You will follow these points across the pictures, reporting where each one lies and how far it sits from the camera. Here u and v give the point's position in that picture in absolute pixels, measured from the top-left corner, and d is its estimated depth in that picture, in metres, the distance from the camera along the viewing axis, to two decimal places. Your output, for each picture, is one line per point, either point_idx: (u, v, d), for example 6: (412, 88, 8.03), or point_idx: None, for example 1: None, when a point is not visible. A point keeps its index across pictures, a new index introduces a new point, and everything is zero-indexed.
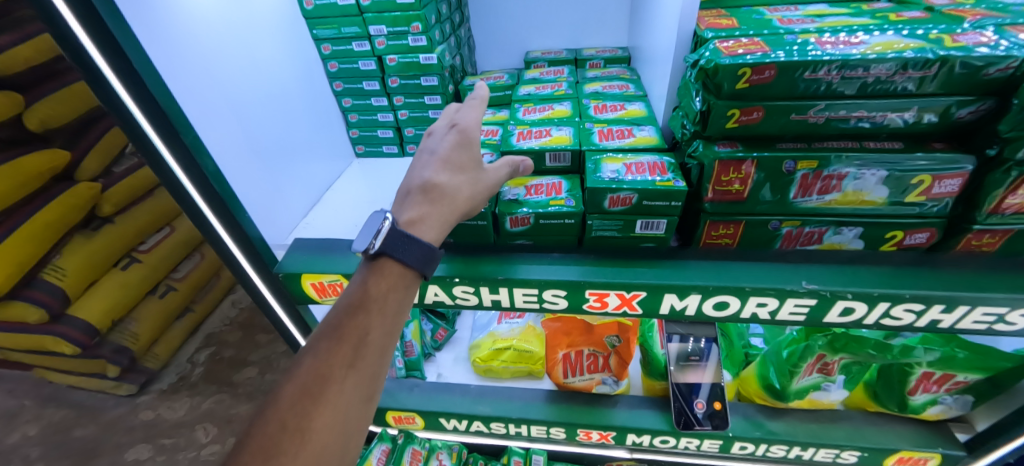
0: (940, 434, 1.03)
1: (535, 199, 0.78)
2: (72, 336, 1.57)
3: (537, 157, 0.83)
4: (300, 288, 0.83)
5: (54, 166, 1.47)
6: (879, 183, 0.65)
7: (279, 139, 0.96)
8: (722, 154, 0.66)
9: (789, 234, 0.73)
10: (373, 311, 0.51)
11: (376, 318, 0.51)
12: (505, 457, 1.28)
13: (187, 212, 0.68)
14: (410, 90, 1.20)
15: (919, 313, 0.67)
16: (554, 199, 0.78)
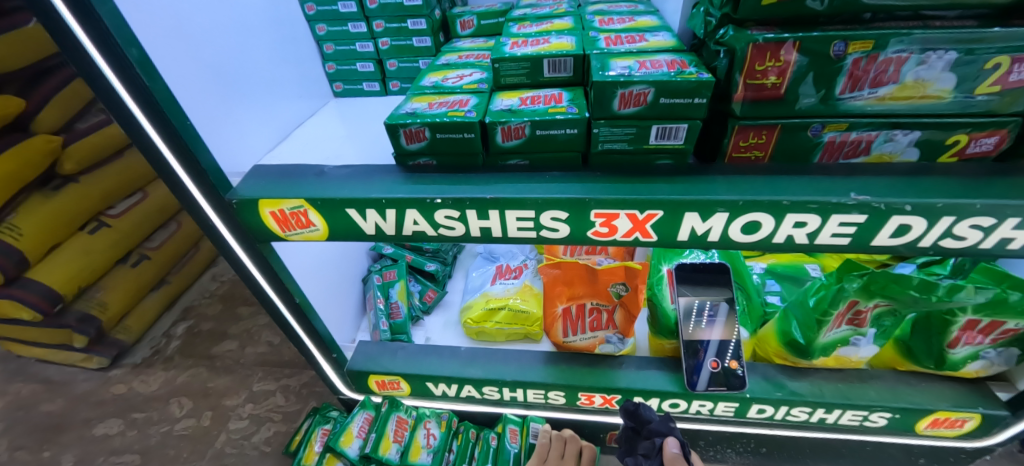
0: (979, 392, 0.94)
1: (531, 109, 0.67)
2: (31, 302, 1.47)
3: (534, 65, 0.72)
4: (259, 218, 0.72)
5: (6, 113, 1.36)
6: (947, 69, 0.54)
7: (236, 56, 0.81)
8: (758, 36, 0.54)
9: (832, 144, 0.62)
10: None
11: None
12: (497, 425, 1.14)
13: (109, 109, 0.59)
14: (393, 13, 1.05)
15: (987, 230, 0.56)
16: (554, 107, 0.67)
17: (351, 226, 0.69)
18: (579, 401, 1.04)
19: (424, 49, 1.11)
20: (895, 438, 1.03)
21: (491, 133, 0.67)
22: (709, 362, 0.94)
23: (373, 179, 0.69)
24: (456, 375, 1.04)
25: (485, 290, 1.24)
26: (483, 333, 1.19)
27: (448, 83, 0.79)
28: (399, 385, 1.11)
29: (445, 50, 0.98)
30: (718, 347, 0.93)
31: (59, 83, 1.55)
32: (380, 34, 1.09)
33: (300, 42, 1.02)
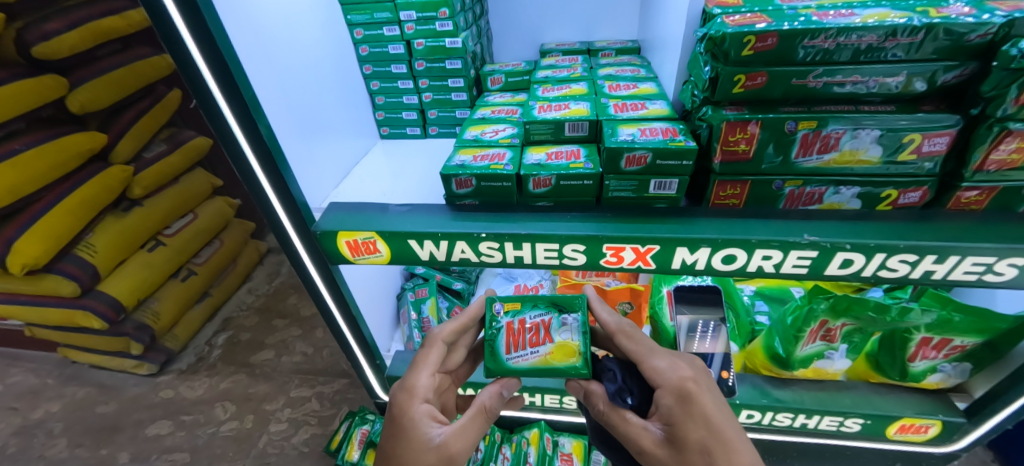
0: (940, 402, 1.08)
1: (556, 164, 0.85)
2: (99, 311, 1.63)
3: (557, 126, 0.91)
4: (335, 245, 0.89)
5: (92, 146, 1.56)
6: (874, 142, 0.71)
7: (311, 115, 1.02)
8: (729, 116, 0.72)
9: (792, 194, 0.79)
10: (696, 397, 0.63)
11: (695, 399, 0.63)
12: (535, 434, 1.28)
13: (236, 163, 0.80)
14: (436, 74, 1.23)
15: (912, 264, 0.72)
16: (573, 162, 0.85)
17: (409, 252, 0.87)
18: None
19: (460, 102, 1.28)
20: (869, 442, 1.17)
21: (524, 182, 0.85)
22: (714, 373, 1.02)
23: (429, 215, 0.87)
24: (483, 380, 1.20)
25: None
26: None
27: (487, 137, 0.97)
28: None
29: (480, 104, 1.17)
30: (722, 361, 1.02)
31: (132, 119, 1.76)
32: (424, 90, 1.26)
33: (357, 95, 1.22)
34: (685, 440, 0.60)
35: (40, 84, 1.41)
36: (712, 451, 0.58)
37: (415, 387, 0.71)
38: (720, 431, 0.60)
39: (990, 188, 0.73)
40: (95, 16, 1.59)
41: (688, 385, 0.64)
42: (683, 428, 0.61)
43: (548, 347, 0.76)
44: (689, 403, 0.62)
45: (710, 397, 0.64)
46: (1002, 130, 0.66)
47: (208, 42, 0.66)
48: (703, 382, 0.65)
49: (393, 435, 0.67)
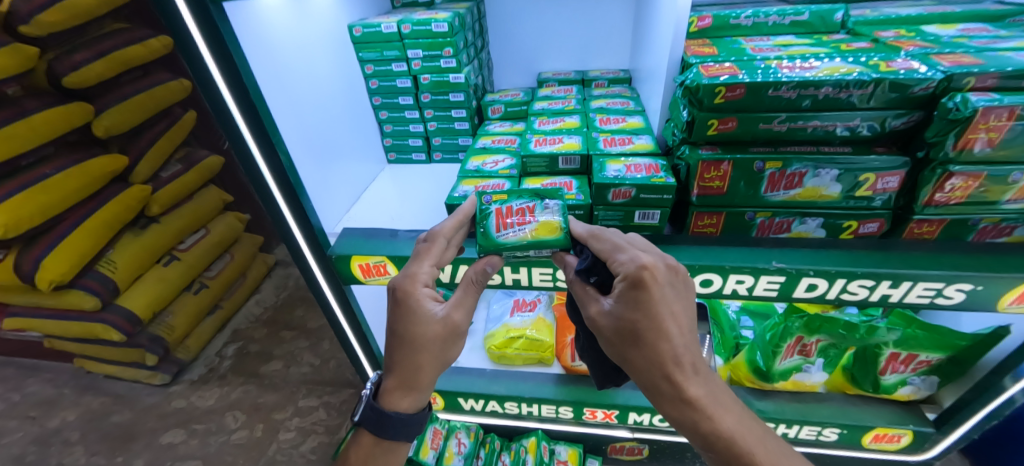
0: (911, 412, 1.15)
1: None
2: (117, 324, 1.71)
3: (551, 160, 0.99)
4: (348, 268, 0.98)
5: (115, 168, 1.65)
6: (834, 180, 0.80)
7: (325, 146, 1.11)
8: (703, 156, 0.81)
9: (763, 224, 0.88)
10: (650, 287, 0.61)
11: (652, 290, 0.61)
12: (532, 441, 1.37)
13: (262, 196, 0.89)
14: (441, 105, 1.30)
15: (870, 288, 0.80)
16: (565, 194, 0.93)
17: None
18: (585, 416, 1.26)
19: (463, 130, 1.36)
20: (848, 451, 1.24)
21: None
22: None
23: None
24: (483, 391, 1.28)
25: (505, 322, 1.45)
26: (504, 357, 1.40)
27: (488, 168, 1.06)
28: (434, 400, 1.32)
29: (481, 134, 1.26)
30: None
31: (151, 140, 1.86)
32: (429, 119, 1.34)
33: (367, 124, 1.32)
34: (634, 322, 0.61)
35: (69, 111, 1.51)
36: (643, 337, 0.61)
37: (416, 277, 0.72)
38: (659, 320, 0.60)
39: (939, 220, 0.81)
40: (120, 45, 1.69)
41: (643, 275, 0.61)
42: (633, 312, 0.61)
43: (545, 220, 0.75)
44: (639, 293, 0.61)
45: (667, 287, 0.62)
46: (944, 172, 0.74)
47: (243, 95, 0.76)
48: (664, 272, 0.63)
49: (395, 320, 0.72)
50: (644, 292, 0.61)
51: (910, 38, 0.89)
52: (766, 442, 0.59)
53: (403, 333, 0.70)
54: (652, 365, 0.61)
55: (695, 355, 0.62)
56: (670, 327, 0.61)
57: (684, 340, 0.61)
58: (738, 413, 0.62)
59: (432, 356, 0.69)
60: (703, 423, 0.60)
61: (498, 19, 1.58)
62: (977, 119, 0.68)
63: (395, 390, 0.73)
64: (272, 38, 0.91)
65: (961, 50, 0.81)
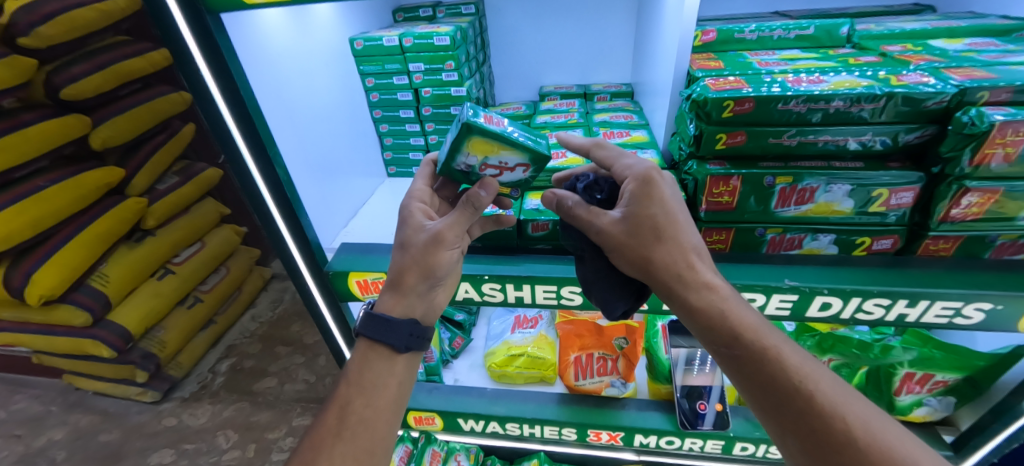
0: (928, 435, 1.09)
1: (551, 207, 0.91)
2: (108, 340, 1.66)
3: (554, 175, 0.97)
4: (345, 284, 0.95)
5: (111, 181, 1.63)
6: (847, 195, 0.78)
7: (323, 160, 1.09)
8: (712, 171, 0.79)
9: (773, 240, 0.85)
10: (656, 196, 0.65)
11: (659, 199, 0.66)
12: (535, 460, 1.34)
13: (257, 211, 0.86)
14: (442, 119, 1.28)
15: (886, 307, 0.78)
16: None
17: None
18: (589, 437, 1.21)
19: None
20: None
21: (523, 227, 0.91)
22: (712, 406, 1.13)
23: None
24: (483, 412, 1.23)
25: (506, 338, 1.43)
26: (505, 376, 1.36)
27: None
28: (434, 421, 1.27)
29: None
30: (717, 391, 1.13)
31: (148, 153, 1.84)
32: (430, 132, 1.32)
33: (366, 138, 1.32)
34: (653, 222, 0.65)
35: (64, 123, 1.50)
36: (660, 234, 0.65)
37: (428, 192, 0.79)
38: (673, 219, 0.66)
39: (955, 237, 0.79)
40: (119, 58, 1.70)
41: (650, 175, 0.66)
42: (647, 214, 0.65)
43: (512, 156, 0.67)
44: (645, 193, 0.65)
45: (668, 191, 0.67)
46: (960, 187, 0.72)
47: (240, 108, 0.74)
48: (664, 181, 0.68)
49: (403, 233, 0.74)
50: (653, 192, 0.66)
51: (917, 53, 0.88)
52: (770, 337, 0.62)
53: (415, 243, 0.72)
54: (662, 261, 0.65)
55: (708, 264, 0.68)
56: (669, 230, 0.66)
57: (686, 239, 0.67)
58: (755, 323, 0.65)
59: (444, 262, 0.73)
60: (700, 312, 0.64)
61: (499, 33, 1.59)
62: (994, 133, 0.66)
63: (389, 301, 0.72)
64: (269, 50, 0.90)
65: (969, 63, 0.80)
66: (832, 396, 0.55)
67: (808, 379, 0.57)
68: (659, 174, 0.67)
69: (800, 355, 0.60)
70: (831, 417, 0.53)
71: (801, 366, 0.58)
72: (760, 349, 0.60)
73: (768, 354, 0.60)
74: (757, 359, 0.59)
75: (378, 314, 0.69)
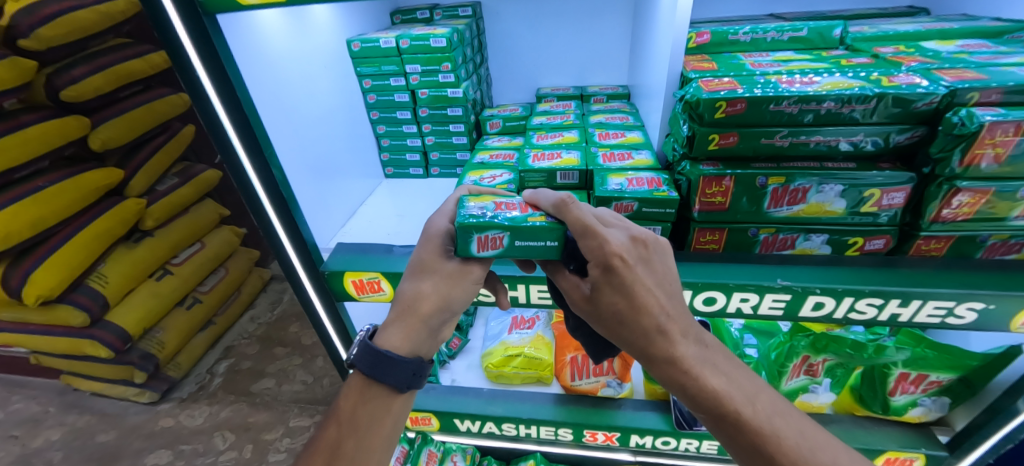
0: (923, 436, 1.10)
1: None
2: (107, 341, 1.67)
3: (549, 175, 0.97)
4: (341, 284, 0.95)
5: (110, 182, 1.64)
6: (838, 196, 0.78)
7: (320, 161, 1.10)
8: (705, 172, 0.80)
9: (766, 240, 0.86)
10: (624, 276, 0.60)
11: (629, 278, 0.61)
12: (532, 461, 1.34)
13: (254, 212, 0.87)
14: (438, 120, 1.29)
15: (879, 306, 0.78)
16: None
17: None
18: (585, 438, 1.21)
19: (460, 145, 1.34)
20: None
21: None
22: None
23: None
24: (480, 412, 1.24)
25: (503, 339, 1.43)
26: (502, 376, 1.36)
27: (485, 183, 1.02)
28: (430, 421, 1.27)
29: (479, 148, 1.25)
30: None
31: (147, 154, 1.85)
32: (427, 133, 1.32)
33: (364, 139, 1.32)
34: (625, 303, 0.61)
35: (64, 124, 1.51)
36: (628, 318, 0.61)
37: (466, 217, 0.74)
38: (637, 303, 0.61)
39: (947, 237, 0.79)
40: (119, 59, 1.70)
41: (612, 262, 0.60)
42: (615, 296, 0.61)
43: (490, 228, 0.64)
44: (612, 277, 0.60)
45: (637, 267, 0.61)
46: (951, 187, 0.72)
47: (236, 108, 0.74)
48: (631, 250, 0.62)
49: (428, 254, 0.72)
50: (616, 279, 0.60)
51: (910, 54, 0.89)
52: (738, 394, 0.61)
53: (436, 270, 0.70)
54: (632, 340, 0.62)
55: (680, 323, 0.63)
56: (643, 306, 0.61)
57: (659, 310, 0.62)
58: (727, 371, 0.63)
59: (458, 297, 0.71)
60: (688, 383, 0.61)
61: (497, 35, 1.59)
62: (983, 134, 0.66)
63: (396, 328, 0.70)
64: (266, 51, 0.91)
65: (961, 65, 0.80)
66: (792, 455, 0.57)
67: (771, 437, 0.58)
68: (623, 253, 0.61)
69: (778, 411, 0.61)
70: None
71: (765, 423, 0.59)
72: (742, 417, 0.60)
73: (746, 421, 0.59)
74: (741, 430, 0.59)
75: (376, 350, 0.67)
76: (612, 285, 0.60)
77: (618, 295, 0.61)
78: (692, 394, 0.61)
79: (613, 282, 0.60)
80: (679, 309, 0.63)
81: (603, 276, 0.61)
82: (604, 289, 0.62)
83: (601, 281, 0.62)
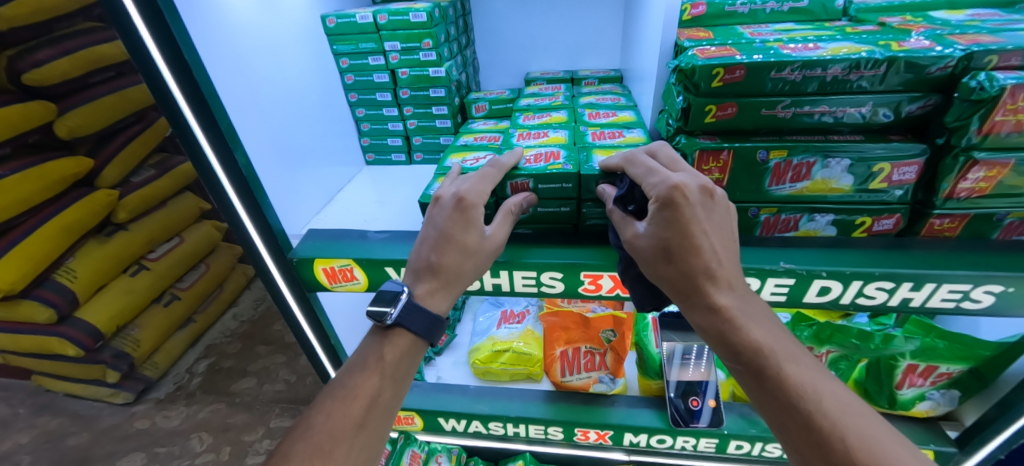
0: (931, 431, 1.04)
1: (533, 166, 0.81)
2: (76, 339, 1.59)
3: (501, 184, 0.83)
4: (312, 273, 0.89)
5: (78, 171, 1.57)
6: (845, 171, 0.73)
7: (290, 142, 1.02)
8: (702, 144, 0.74)
9: (768, 222, 0.80)
10: (684, 210, 0.60)
11: (689, 212, 0.60)
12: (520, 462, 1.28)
13: (212, 193, 0.78)
14: (420, 101, 1.24)
15: (889, 291, 0.72)
16: (552, 164, 0.81)
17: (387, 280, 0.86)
18: (576, 436, 1.15)
19: (444, 128, 1.28)
20: None
21: (501, 188, 0.81)
22: (706, 402, 1.07)
23: (408, 242, 0.88)
24: (465, 411, 1.17)
25: (492, 334, 1.36)
26: (489, 373, 1.30)
27: (466, 164, 0.95)
28: (413, 420, 1.21)
29: (463, 131, 1.19)
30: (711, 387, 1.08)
31: (121, 144, 1.78)
32: (409, 117, 1.26)
33: (342, 122, 1.24)
34: (681, 235, 0.59)
35: (28, 110, 1.44)
36: (677, 254, 0.60)
37: (486, 193, 0.74)
38: (694, 239, 0.59)
39: (962, 215, 0.73)
40: (89, 44, 1.63)
41: (673, 195, 0.60)
42: (669, 227, 0.60)
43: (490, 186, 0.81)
44: (670, 209, 0.60)
45: (699, 205, 0.61)
46: (967, 159, 0.67)
47: (184, 71, 0.65)
48: (697, 193, 0.62)
49: (451, 226, 0.71)
50: (677, 209, 0.60)
51: (918, 23, 0.83)
52: (784, 356, 0.56)
53: (462, 243, 0.70)
54: (678, 281, 0.60)
55: (730, 273, 0.61)
56: (703, 240, 0.60)
57: (715, 253, 0.60)
58: (775, 333, 0.59)
59: (480, 266, 0.71)
60: (732, 334, 0.57)
61: (485, 18, 1.53)
62: (1005, 98, 0.61)
63: (427, 294, 0.69)
64: (227, 17, 0.83)
65: (973, 30, 0.75)
66: (836, 415, 0.51)
67: (813, 397, 0.53)
68: (687, 189, 0.61)
69: (833, 385, 0.55)
70: (828, 437, 0.50)
71: (809, 385, 0.54)
72: (796, 379, 0.54)
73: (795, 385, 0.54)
74: (789, 391, 0.54)
75: (434, 312, 0.68)
76: (670, 215, 0.60)
77: (678, 229, 0.60)
78: (734, 348, 0.57)
79: (673, 216, 0.60)
80: (732, 259, 0.61)
81: (661, 206, 0.61)
82: (661, 224, 0.61)
83: (660, 215, 0.61)
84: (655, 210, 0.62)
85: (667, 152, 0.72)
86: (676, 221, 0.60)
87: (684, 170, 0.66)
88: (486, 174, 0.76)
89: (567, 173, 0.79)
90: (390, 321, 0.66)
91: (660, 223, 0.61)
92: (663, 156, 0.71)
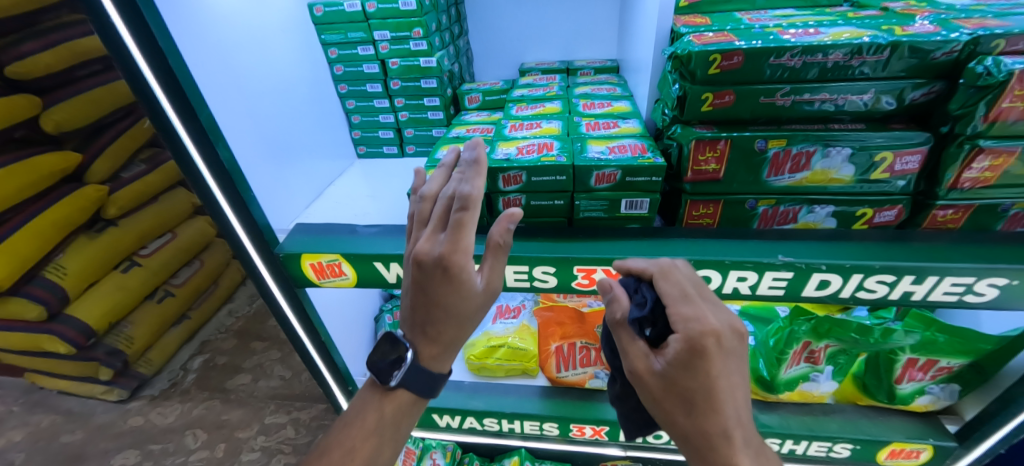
0: (930, 425, 1.03)
1: (525, 158, 0.79)
2: (68, 336, 1.58)
3: (491, 177, 0.80)
4: (300, 268, 0.87)
5: (65, 166, 1.54)
6: (846, 161, 0.70)
7: (279, 135, 0.99)
8: (698, 134, 0.71)
9: (766, 214, 0.78)
10: (715, 360, 0.48)
11: (719, 363, 0.48)
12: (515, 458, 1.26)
13: (194, 187, 0.75)
14: (412, 92, 1.22)
15: (890, 284, 0.70)
16: (545, 156, 0.79)
17: (376, 275, 0.84)
18: (571, 433, 1.14)
19: (436, 120, 1.26)
20: None
21: (493, 181, 0.80)
22: None
23: (397, 238, 0.85)
24: (460, 407, 1.15)
25: (486, 329, 1.32)
26: (485, 368, 1.26)
27: None
28: None
29: (455, 123, 1.17)
30: None
31: (110, 139, 1.75)
32: (400, 108, 1.25)
33: (332, 114, 1.22)
34: (702, 393, 0.47)
35: (13, 104, 1.41)
36: (695, 414, 0.47)
37: (472, 244, 0.54)
38: (718, 401, 0.47)
39: (965, 206, 0.71)
40: (74, 36, 1.60)
41: (704, 342, 0.48)
42: (689, 378, 0.48)
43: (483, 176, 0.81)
44: (697, 357, 0.48)
45: (732, 358, 0.49)
46: (972, 147, 0.64)
47: (159, 59, 0.62)
48: (730, 339, 0.50)
49: (445, 297, 0.55)
50: (705, 359, 0.48)
51: (922, 7, 0.80)
52: None
53: (456, 312, 0.57)
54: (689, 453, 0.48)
55: (757, 451, 0.48)
56: (729, 404, 0.47)
57: (742, 424, 0.48)
58: None
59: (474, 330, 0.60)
60: None
61: (478, 7, 1.50)
62: (1012, 83, 0.58)
63: (431, 358, 0.61)
64: (210, 4, 0.80)
65: (979, 14, 0.72)
66: None
67: None
68: (720, 334, 0.49)
69: None
70: None
71: None
72: None
73: None
74: None
75: (437, 373, 0.62)
76: (698, 363, 0.48)
77: (702, 382, 0.48)
78: None
79: (701, 365, 0.48)
80: (758, 438, 0.49)
81: (687, 352, 0.49)
82: (682, 372, 0.49)
83: (682, 359, 0.49)
84: (677, 351, 0.50)
85: (684, 275, 0.60)
86: (705, 372, 0.48)
87: (714, 302, 0.55)
88: (469, 194, 0.53)
89: (562, 165, 0.77)
90: (394, 382, 0.62)
91: (682, 370, 0.49)
92: (682, 280, 0.59)
